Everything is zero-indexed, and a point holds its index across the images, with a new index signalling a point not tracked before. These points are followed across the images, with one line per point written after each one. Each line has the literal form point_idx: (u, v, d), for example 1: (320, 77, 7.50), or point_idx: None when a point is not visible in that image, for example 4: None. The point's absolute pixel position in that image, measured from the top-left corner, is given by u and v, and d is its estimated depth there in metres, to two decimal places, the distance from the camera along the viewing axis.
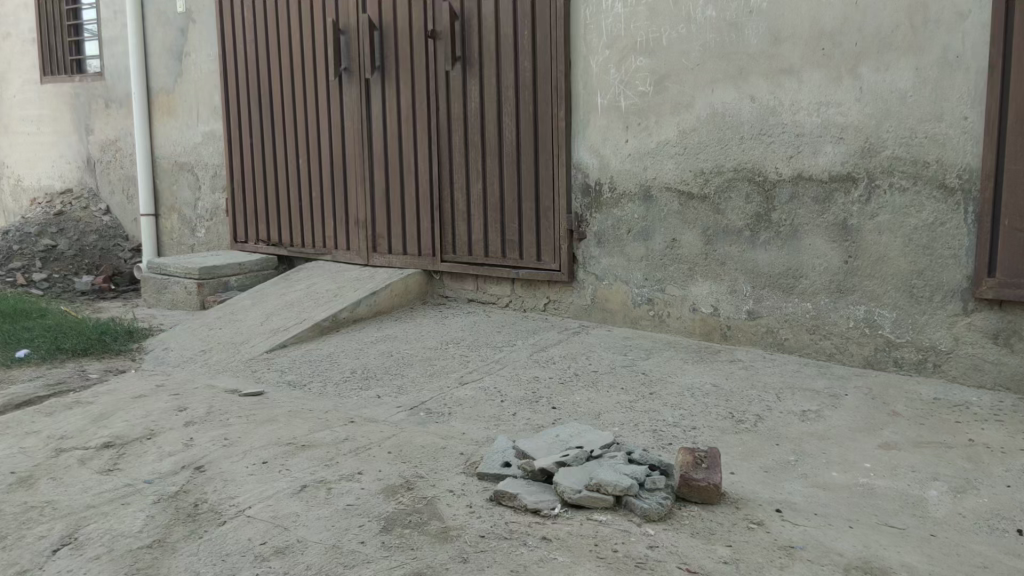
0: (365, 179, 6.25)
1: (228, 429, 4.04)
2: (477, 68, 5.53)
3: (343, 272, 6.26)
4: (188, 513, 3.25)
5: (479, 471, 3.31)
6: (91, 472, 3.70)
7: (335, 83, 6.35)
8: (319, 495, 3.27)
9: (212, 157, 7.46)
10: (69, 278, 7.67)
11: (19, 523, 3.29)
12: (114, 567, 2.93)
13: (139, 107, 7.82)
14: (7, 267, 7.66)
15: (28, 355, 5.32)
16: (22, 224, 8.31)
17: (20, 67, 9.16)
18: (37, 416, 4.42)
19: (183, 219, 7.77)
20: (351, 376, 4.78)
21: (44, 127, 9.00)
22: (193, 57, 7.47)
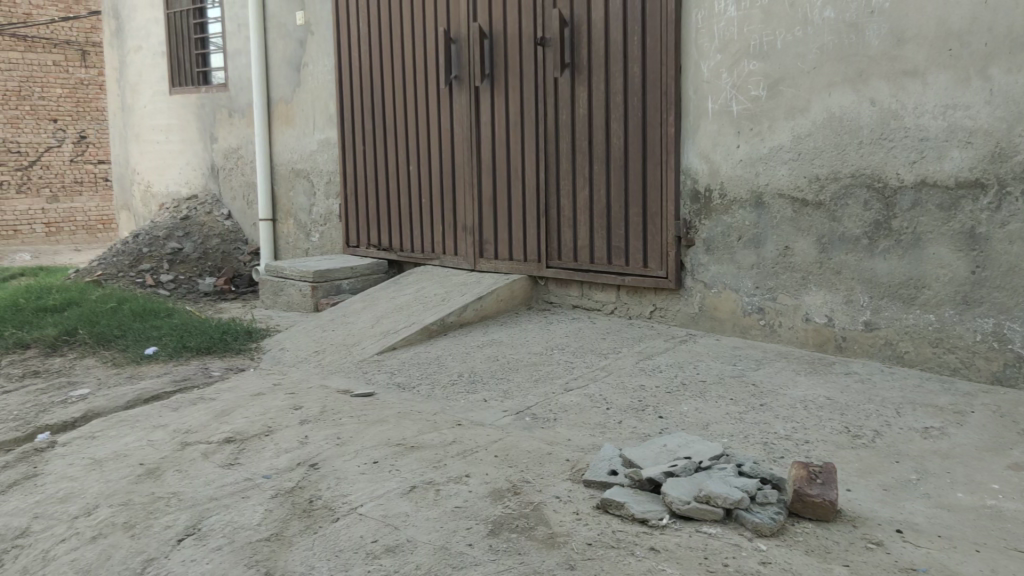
0: (472, 185, 6.33)
1: (341, 428, 4.17)
2: (586, 74, 5.52)
3: (450, 277, 6.36)
4: (304, 508, 3.37)
5: (586, 478, 3.30)
6: (214, 465, 3.88)
7: (446, 91, 6.46)
8: (427, 496, 3.33)
9: (327, 164, 7.72)
10: (193, 280, 8.06)
11: (149, 512, 3.49)
12: (235, 558, 3.07)
13: (259, 116, 8.16)
14: (137, 268, 8.12)
15: (156, 352, 5.64)
16: (152, 227, 8.79)
17: (150, 79, 9.69)
18: (164, 410, 4.67)
19: (298, 224, 8.06)
20: (458, 379, 4.85)
21: (172, 136, 9.50)
22: (311, 68, 7.75)
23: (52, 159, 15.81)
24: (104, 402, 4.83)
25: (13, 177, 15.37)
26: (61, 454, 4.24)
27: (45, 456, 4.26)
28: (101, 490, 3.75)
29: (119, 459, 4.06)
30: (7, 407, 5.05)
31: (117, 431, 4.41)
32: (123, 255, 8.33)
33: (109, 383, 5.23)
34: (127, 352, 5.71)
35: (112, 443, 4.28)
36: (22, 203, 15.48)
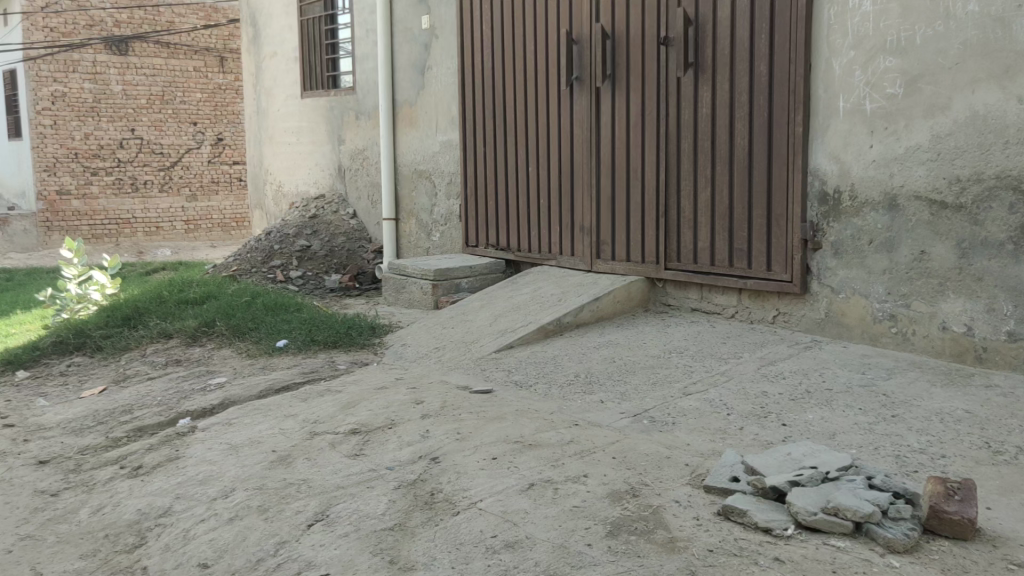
0: (591, 186, 6.32)
1: (461, 423, 4.24)
2: (711, 73, 5.43)
3: (568, 277, 6.38)
4: (426, 501, 3.46)
5: (707, 483, 3.26)
6: (341, 455, 4.03)
7: (566, 92, 6.48)
8: (546, 494, 3.35)
9: (449, 165, 7.87)
10: (320, 276, 8.38)
11: (281, 497, 3.66)
12: (361, 545, 3.18)
13: (385, 118, 8.39)
14: (269, 265, 8.50)
15: (287, 345, 5.91)
16: (282, 226, 9.19)
17: (283, 83, 10.13)
18: (294, 400, 4.88)
19: (420, 223, 8.26)
20: (575, 379, 4.86)
21: (302, 138, 9.90)
22: (435, 71, 7.92)
23: (192, 160, 16.74)
24: (239, 391, 5.09)
25: (156, 177, 16.38)
26: (200, 439, 4.50)
27: (187, 440, 4.53)
28: (237, 475, 3.96)
29: (253, 446, 4.28)
30: (152, 392, 5.40)
31: (251, 419, 4.65)
32: (256, 252, 8.76)
33: (243, 373, 5.51)
34: (260, 343, 6.00)
35: (246, 430, 4.51)
36: (163, 201, 16.48)
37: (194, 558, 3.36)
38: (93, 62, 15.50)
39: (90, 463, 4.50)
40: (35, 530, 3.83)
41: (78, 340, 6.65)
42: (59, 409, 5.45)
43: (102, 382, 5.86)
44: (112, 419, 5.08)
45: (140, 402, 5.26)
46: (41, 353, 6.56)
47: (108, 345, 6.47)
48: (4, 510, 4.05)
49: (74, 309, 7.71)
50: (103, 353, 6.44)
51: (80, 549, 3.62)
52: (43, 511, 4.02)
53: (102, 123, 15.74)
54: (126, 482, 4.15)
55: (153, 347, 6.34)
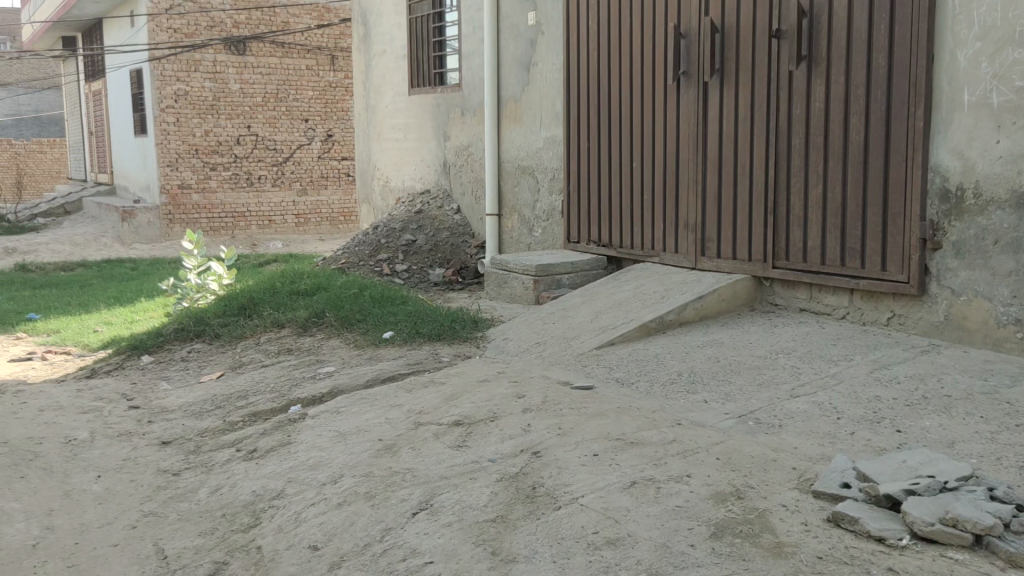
0: (697, 182, 6.22)
1: (562, 419, 4.25)
2: (825, 66, 5.26)
3: (672, 275, 6.30)
4: (527, 494, 3.49)
5: (816, 489, 3.17)
6: (444, 446, 4.10)
7: (673, 87, 6.40)
8: (648, 492, 3.33)
9: (552, 161, 7.89)
10: (425, 270, 8.55)
11: (386, 484, 3.76)
12: (464, 535, 3.24)
13: (490, 114, 8.47)
14: (376, 258, 8.73)
15: (393, 336, 6.05)
16: (389, 220, 9.41)
17: (392, 81, 10.35)
18: (399, 391, 5.00)
19: (522, 219, 8.31)
20: (678, 378, 4.81)
21: (409, 134, 10.10)
22: (540, 67, 7.95)
23: (303, 156, 17.29)
24: (347, 380, 5.25)
25: (269, 172, 17.01)
26: (310, 425, 4.66)
27: (297, 426, 4.70)
28: (344, 462, 4.08)
29: (360, 434, 4.40)
30: (266, 379, 5.62)
31: (358, 408, 4.78)
32: (363, 246, 9.01)
33: (351, 363, 5.68)
34: (367, 334, 6.16)
35: (354, 419, 4.64)
36: (276, 195, 17.11)
37: (305, 540, 3.49)
38: (213, 61, 16.22)
39: (208, 446, 4.73)
40: (159, 507, 4.05)
41: (197, 327, 6.99)
42: (181, 392, 5.75)
43: (219, 368, 6.15)
44: (228, 404, 5.32)
45: (254, 388, 5.49)
46: (164, 339, 6.93)
47: (225, 333, 6.78)
48: (131, 486, 4.30)
49: (194, 298, 8.10)
50: (220, 340, 6.76)
51: (199, 527, 3.81)
52: (166, 489, 4.25)
53: (221, 120, 16.43)
54: (241, 465, 4.34)
55: (266, 336, 6.61)
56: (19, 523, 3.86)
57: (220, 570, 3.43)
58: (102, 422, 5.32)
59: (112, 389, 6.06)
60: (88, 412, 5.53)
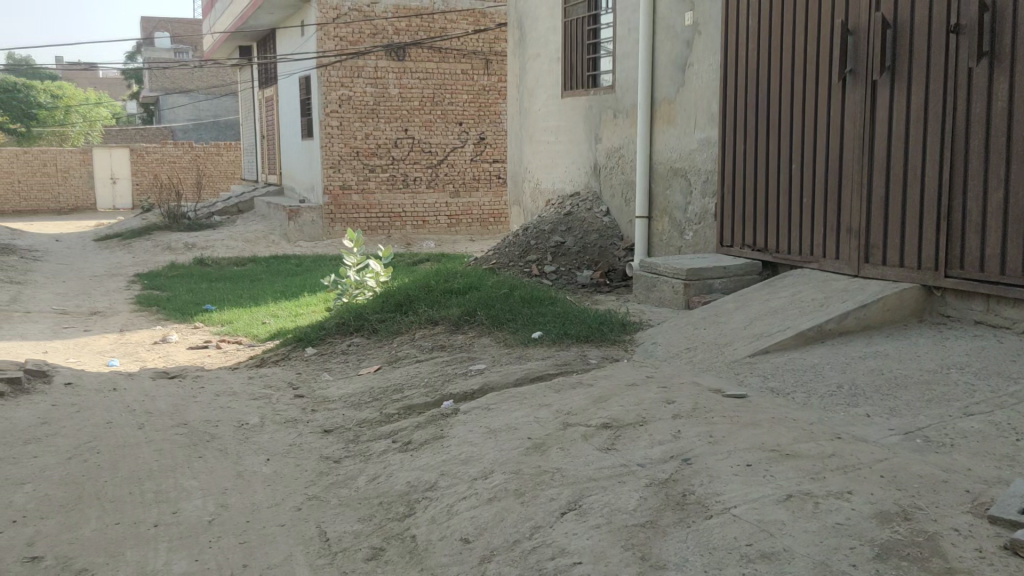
0: (862, 185, 5.93)
1: (714, 426, 4.15)
2: (1009, 63, 4.90)
3: (832, 282, 6.04)
4: (677, 501, 3.43)
5: (991, 513, 2.96)
6: (592, 448, 4.09)
7: (838, 86, 6.13)
8: (805, 506, 3.20)
9: (707, 163, 7.74)
10: (573, 272, 8.60)
11: (536, 483, 3.80)
12: (613, 539, 3.23)
13: (643, 116, 8.39)
14: (525, 259, 8.84)
15: (542, 336, 6.11)
16: (539, 221, 9.50)
17: (545, 83, 10.46)
18: (548, 390, 5.03)
19: (673, 222, 8.19)
20: (838, 390, 4.60)
21: (561, 136, 10.16)
22: (696, 68, 7.81)
23: (456, 158, 17.72)
24: (497, 378, 5.35)
25: (424, 174, 17.57)
26: (462, 421, 4.78)
27: (449, 421, 4.83)
28: (495, 458, 4.16)
29: (510, 432, 4.46)
30: (420, 374, 5.81)
31: (508, 406, 4.86)
32: (514, 246, 9.14)
33: (501, 361, 5.78)
34: (517, 334, 6.25)
35: (504, 416, 4.71)
36: (430, 197, 17.67)
37: (457, 533, 3.58)
38: (375, 67, 16.87)
39: (366, 436, 4.94)
40: (321, 491, 4.27)
41: (357, 321, 7.32)
42: (341, 383, 6.04)
43: (377, 362, 6.42)
44: (385, 397, 5.54)
45: (409, 382, 5.68)
46: (326, 332, 7.30)
47: (383, 328, 7.07)
48: (296, 471, 4.55)
49: (353, 294, 8.48)
50: (378, 336, 7.04)
51: (358, 513, 3.99)
52: (328, 475, 4.47)
53: (380, 124, 17.08)
54: (397, 456, 4.51)
55: (421, 332, 6.83)
56: (198, 499, 4.17)
57: (377, 556, 3.58)
58: (271, 409, 5.66)
59: (280, 378, 6.45)
60: (258, 398, 5.90)
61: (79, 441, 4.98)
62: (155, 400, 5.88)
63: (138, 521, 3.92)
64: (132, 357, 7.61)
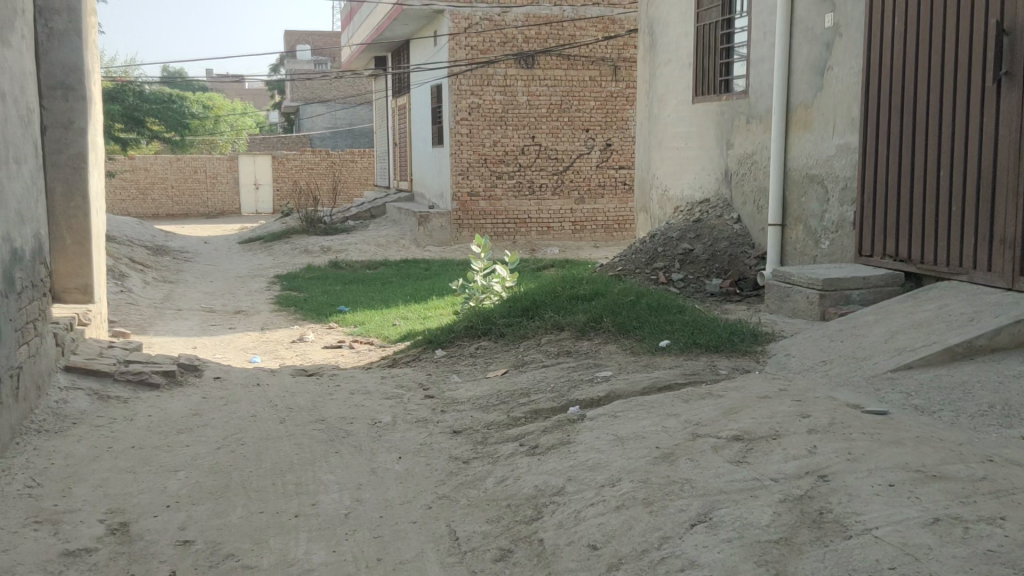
0: (1017, 193, 5.58)
1: (853, 443, 3.98)
2: None
3: (983, 296, 5.70)
4: (814, 519, 3.31)
5: None
6: (723, 460, 3.99)
7: (992, 89, 5.79)
8: (954, 531, 3.03)
9: (846, 170, 7.46)
10: (701, 280, 8.47)
11: (664, 493, 3.74)
12: (746, 553, 3.16)
13: (778, 121, 8.17)
14: (652, 266, 8.76)
15: (670, 345, 6.04)
16: (667, 228, 9.38)
17: (675, 89, 10.32)
18: (677, 400, 4.96)
19: (809, 230, 7.93)
20: (989, 411, 4.34)
21: (691, 142, 10.00)
22: (837, 72, 7.54)
23: (582, 165, 17.75)
24: (624, 386, 5.32)
25: (550, 181, 17.68)
26: (589, 427, 4.77)
27: (576, 427, 4.83)
28: (623, 466, 4.13)
29: (638, 440, 4.42)
30: (547, 379, 5.85)
31: (636, 414, 4.81)
32: (640, 254, 9.08)
33: (628, 369, 5.75)
34: (644, 342, 6.21)
35: (631, 424, 4.68)
36: (555, 203, 17.76)
37: (584, 539, 3.58)
38: (504, 75, 17.10)
39: (494, 438, 5.01)
40: (450, 491, 4.36)
41: (485, 325, 7.44)
42: (470, 386, 6.16)
43: (503, 365, 6.51)
44: (513, 400, 5.61)
45: (536, 387, 5.73)
46: (455, 335, 7.46)
47: (510, 332, 7.16)
48: (427, 469, 4.67)
49: (480, 298, 8.62)
50: (505, 340, 7.14)
51: (487, 514, 4.06)
52: (457, 475, 4.57)
53: (508, 131, 17.29)
54: (525, 459, 4.55)
55: (547, 338, 6.87)
56: (335, 492, 4.35)
57: (505, 557, 3.63)
58: (402, 408, 5.83)
59: (411, 378, 6.64)
60: (391, 397, 6.09)
61: (225, 432, 5.28)
62: (295, 396, 6.16)
63: (280, 511, 4.12)
64: (273, 354, 8.00)
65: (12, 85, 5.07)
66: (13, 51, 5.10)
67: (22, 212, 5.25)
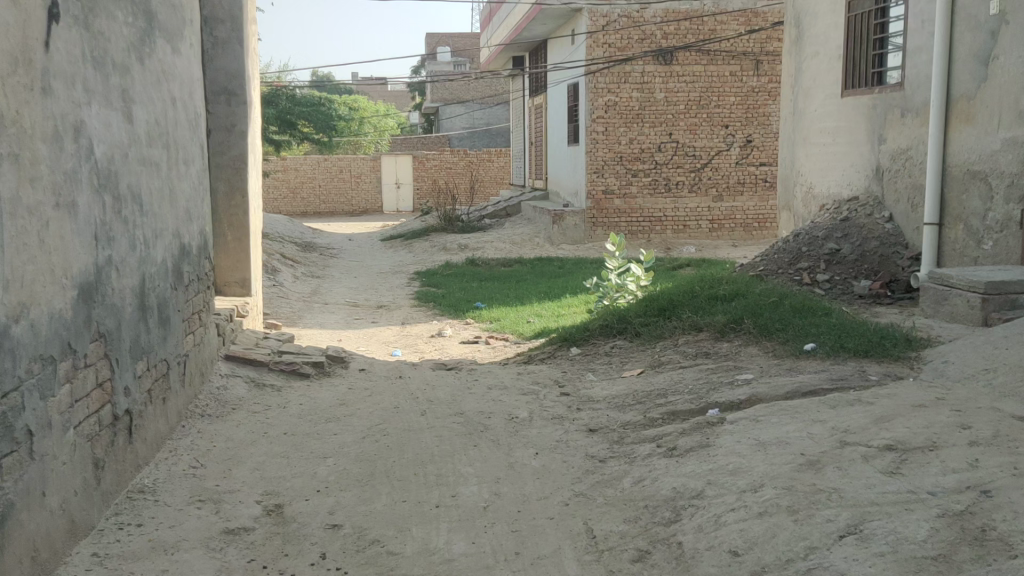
0: None
1: (1020, 458, 3.71)
2: None
3: None
4: (976, 536, 3.11)
5: None
6: (874, 470, 3.81)
7: None
8: None
9: (1013, 166, 6.97)
10: (849, 281, 8.12)
11: (810, 501, 3.61)
12: (900, 569, 3.01)
13: (936, 114, 7.71)
14: (796, 266, 8.47)
15: (815, 348, 5.82)
16: (812, 227, 9.04)
17: (823, 82, 9.92)
18: (823, 405, 4.77)
19: (969, 230, 7.45)
20: None
21: (839, 137, 9.59)
22: (1003, 61, 7.06)
23: (721, 162, 17.37)
24: (766, 389, 5.17)
25: (687, 178, 17.39)
26: (729, 431, 4.66)
27: (716, 430, 4.73)
28: (766, 471, 4.00)
29: (782, 446, 4.28)
30: (684, 381, 5.75)
31: (779, 419, 4.67)
32: (782, 253, 8.79)
33: (770, 372, 5.58)
34: (788, 344, 6.01)
35: (774, 429, 4.53)
36: (692, 201, 17.47)
37: (725, 544, 3.50)
38: (642, 72, 16.91)
39: (631, 438, 4.98)
40: (587, 489, 4.36)
41: (620, 324, 7.39)
42: (606, 384, 6.14)
43: (640, 365, 6.45)
44: (649, 401, 5.55)
45: (673, 388, 5.64)
46: (590, 334, 7.46)
47: (646, 332, 7.09)
48: (564, 466, 4.70)
49: (614, 297, 8.56)
50: (641, 339, 7.08)
51: (624, 514, 4.03)
52: (594, 473, 4.56)
53: (644, 128, 17.09)
54: (663, 461, 4.50)
55: (685, 338, 6.77)
56: (474, 485, 4.43)
57: (644, 558, 3.61)
58: (539, 404, 5.88)
59: (547, 375, 6.69)
60: (527, 394, 6.16)
61: (370, 422, 5.48)
62: (435, 389, 6.33)
63: (422, 501, 4.25)
64: (412, 348, 8.24)
65: (182, 91, 5.44)
66: (184, 59, 5.48)
67: (190, 210, 5.63)
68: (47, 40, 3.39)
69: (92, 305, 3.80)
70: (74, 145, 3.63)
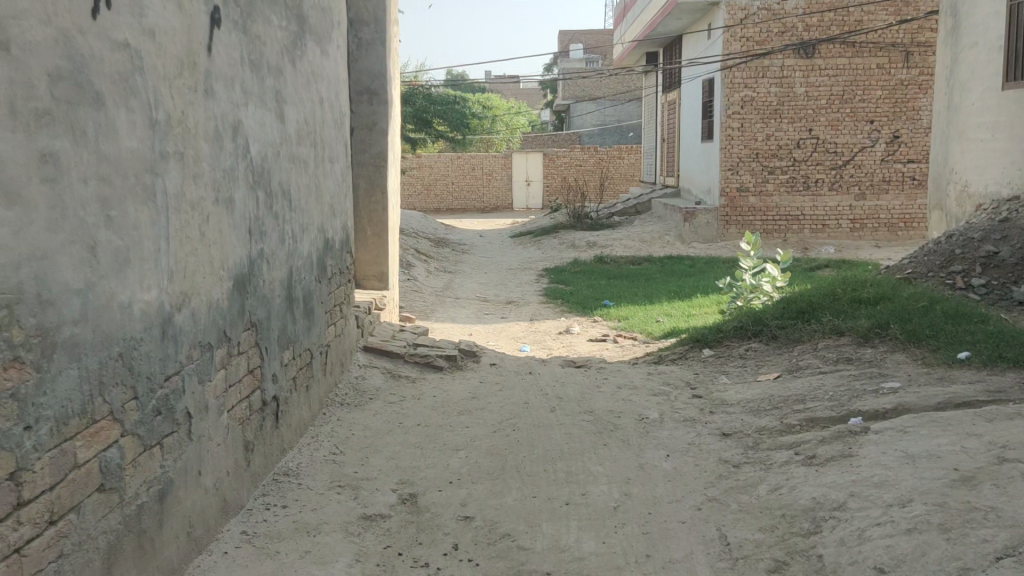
0: None
1: None
2: None
3: None
4: None
5: None
6: None
7: None
8: None
9: None
10: (1007, 287, 7.46)
11: (964, 520, 3.39)
12: None
13: None
14: (948, 270, 8.00)
15: (970, 357, 5.46)
16: (967, 227, 8.48)
17: (982, 74, 9.29)
18: (978, 418, 4.47)
19: None
20: None
21: (1000, 132, 8.97)
22: None
23: (865, 159, 16.61)
24: (915, 399, 4.90)
25: (828, 176, 16.73)
26: (873, 441, 4.44)
27: (859, 439, 4.52)
28: (914, 485, 3.79)
29: (933, 460, 4.04)
30: (824, 387, 5.53)
31: (929, 430, 4.41)
32: (933, 255, 8.33)
33: (919, 381, 5.28)
34: (939, 352, 5.67)
35: (923, 441, 4.28)
36: (833, 199, 16.81)
37: (870, 560, 3.33)
38: (781, 66, 16.34)
39: (767, 444, 4.82)
40: (721, 495, 4.26)
41: (756, 326, 7.18)
42: (740, 388, 5.98)
43: (776, 369, 6.25)
44: (786, 406, 5.36)
45: (812, 394, 5.44)
46: (724, 335, 7.29)
47: (783, 335, 6.85)
48: (696, 470, 4.60)
49: (748, 298, 8.32)
50: (777, 343, 6.86)
51: (760, 522, 3.91)
52: (728, 478, 4.45)
53: (782, 124, 16.52)
54: (802, 469, 4.33)
55: (825, 343, 6.51)
56: (604, 485, 4.41)
57: (781, 569, 3.48)
58: (670, 406, 5.79)
59: (678, 376, 6.57)
60: (658, 394, 6.07)
61: (500, 417, 5.54)
62: (564, 386, 6.33)
63: (552, 498, 4.26)
64: (541, 345, 8.28)
65: (329, 91, 5.66)
66: (331, 60, 5.69)
67: (334, 206, 5.85)
68: (209, 44, 3.59)
69: (246, 295, 4.01)
70: (232, 144, 3.84)
